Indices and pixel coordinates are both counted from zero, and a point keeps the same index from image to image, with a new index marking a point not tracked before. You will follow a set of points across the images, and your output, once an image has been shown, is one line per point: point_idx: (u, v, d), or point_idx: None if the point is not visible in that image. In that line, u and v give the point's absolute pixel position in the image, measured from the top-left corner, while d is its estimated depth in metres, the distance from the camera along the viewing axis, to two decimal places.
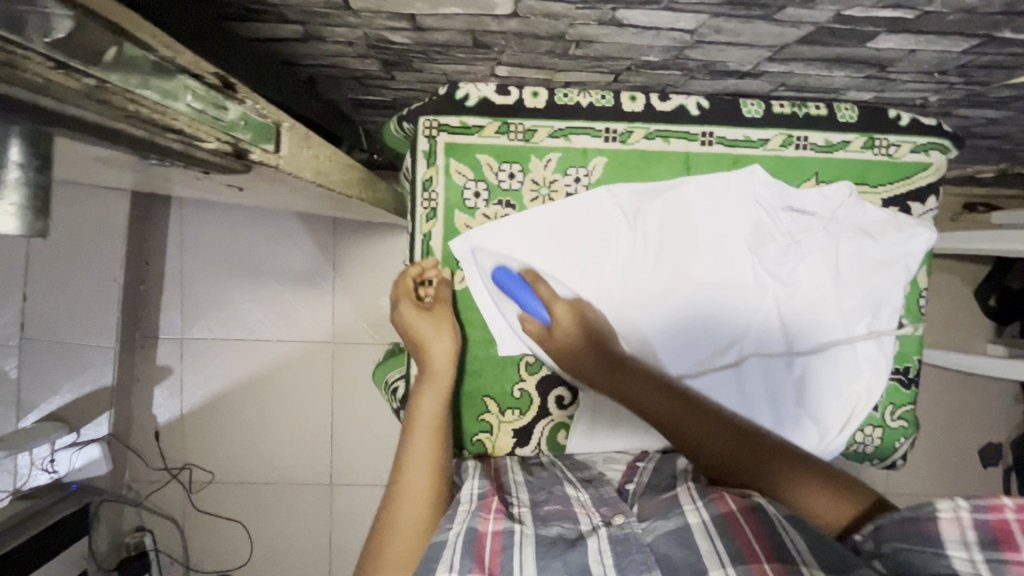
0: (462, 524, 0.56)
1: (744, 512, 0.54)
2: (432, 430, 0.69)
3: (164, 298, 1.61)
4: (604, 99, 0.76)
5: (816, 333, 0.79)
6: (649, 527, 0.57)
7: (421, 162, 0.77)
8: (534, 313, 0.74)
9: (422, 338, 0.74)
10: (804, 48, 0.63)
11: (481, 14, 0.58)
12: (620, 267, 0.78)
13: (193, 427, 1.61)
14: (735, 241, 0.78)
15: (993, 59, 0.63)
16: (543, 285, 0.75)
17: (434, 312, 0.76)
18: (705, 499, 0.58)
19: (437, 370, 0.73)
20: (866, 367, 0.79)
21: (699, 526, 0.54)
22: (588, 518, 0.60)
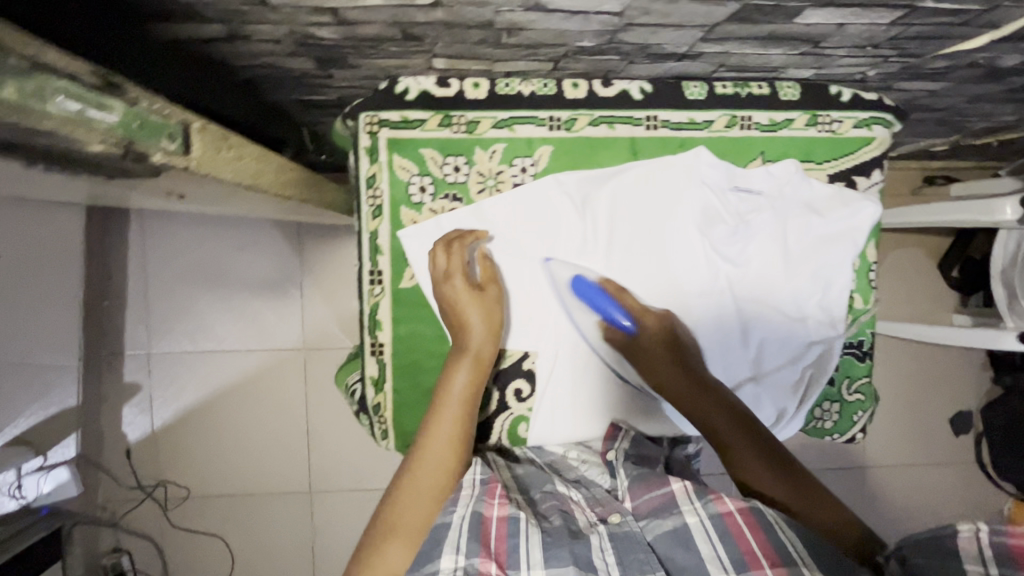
0: (467, 508, 0.60)
1: (742, 513, 0.60)
2: (462, 407, 0.70)
3: (128, 313, 1.56)
4: (546, 88, 0.75)
5: (768, 310, 0.79)
6: (649, 526, 0.63)
7: (363, 159, 0.75)
8: (620, 323, 0.77)
9: (464, 319, 0.73)
10: (735, 27, 0.62)
11: (404, 6, 0.57)
12: (570, 256, 0.79)
13: (165, 443, 1.58)
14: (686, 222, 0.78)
15: (921, 30, 0.64)
16: (627, 297, 0.78)
17: (484, 293, 0.75)
18: (703, 498, 0.63)
19: (474, 353, 0.73)
20: (819, 343, 0.80)
21: (698, 526, 0.60)
22: (585, 519, 0.64)
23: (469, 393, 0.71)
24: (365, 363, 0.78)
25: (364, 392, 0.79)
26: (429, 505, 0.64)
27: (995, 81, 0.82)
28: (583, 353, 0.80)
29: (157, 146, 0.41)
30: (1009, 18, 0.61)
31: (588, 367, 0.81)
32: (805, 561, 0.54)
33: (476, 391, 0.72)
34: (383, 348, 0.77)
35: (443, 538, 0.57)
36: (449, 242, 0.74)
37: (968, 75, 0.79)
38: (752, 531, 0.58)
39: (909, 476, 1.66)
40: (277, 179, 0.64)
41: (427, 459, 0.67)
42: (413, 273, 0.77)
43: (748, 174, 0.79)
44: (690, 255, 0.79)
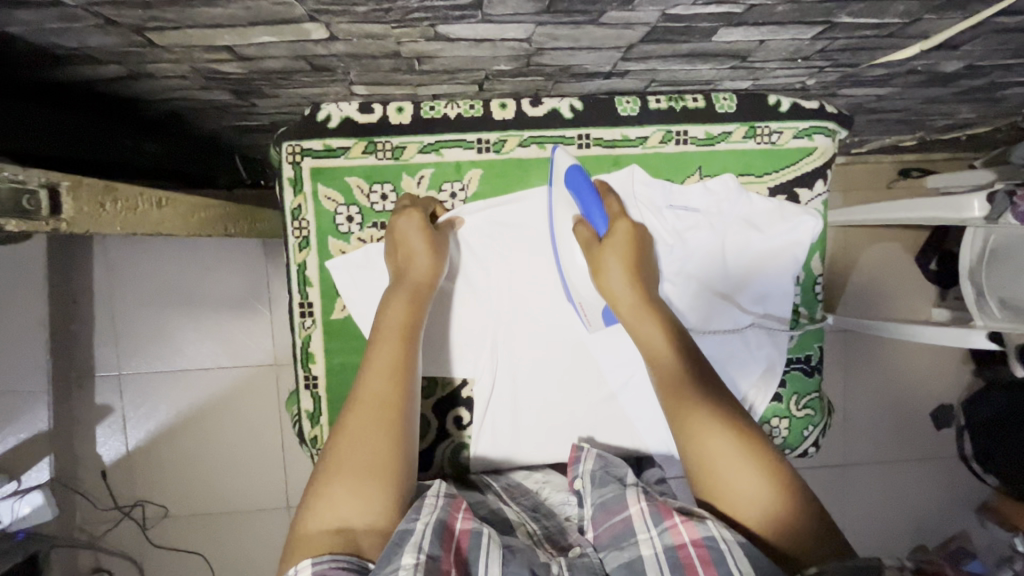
0: (431, 516, 0.56)
1: (697, 544, 0.54)
2: (397, 340, 0.66)
3: (97, 335, 1.55)
4: (473, 109, 0.74)
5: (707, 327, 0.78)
6: (609, 557, 0.59)
7: (287, 190, 0.74)
8: (596, 222, 0.73)
9: (409, 250, 0.71)
10: (652, 46, 0.60)
11: (300, 41, 0.55)
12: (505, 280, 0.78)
13: (140, 463, 1.57)
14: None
15: (848, 42, 0.62)
16: (612, 200, 0.73)
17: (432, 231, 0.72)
18: (659, 523, 0.59)
19: (415, 284, 0.70)
20: (762, 360, 0.79)
21: (652, 560, 0.56)
22: (546, 550, 0.62)
23: (407, 322, 0.67)
24: (301, 397, 0.77)
25: (301, 427, 0.78)
26: (372, 443, 0.59)
27: (944, 84, 0.79)
28: (522, 377, 0.79)
29: (8, 217, 0.39)
30: (937, 29, 0.59)
31: (529, 392, 0.79)
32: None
33: (416, 324, 0.68)
34: (318, 381, 0.77)
35: (404, 539, 0.52)
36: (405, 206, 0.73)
37: (912, 80, 0.76)
38: (704, 566, 0.52)
39: (889, 473, 1.65)
40: (186, 221, 0.63)
41: (365, 395, 0.62)
42: (344, 304, 0.76)
43: (684, 191, 0.77)
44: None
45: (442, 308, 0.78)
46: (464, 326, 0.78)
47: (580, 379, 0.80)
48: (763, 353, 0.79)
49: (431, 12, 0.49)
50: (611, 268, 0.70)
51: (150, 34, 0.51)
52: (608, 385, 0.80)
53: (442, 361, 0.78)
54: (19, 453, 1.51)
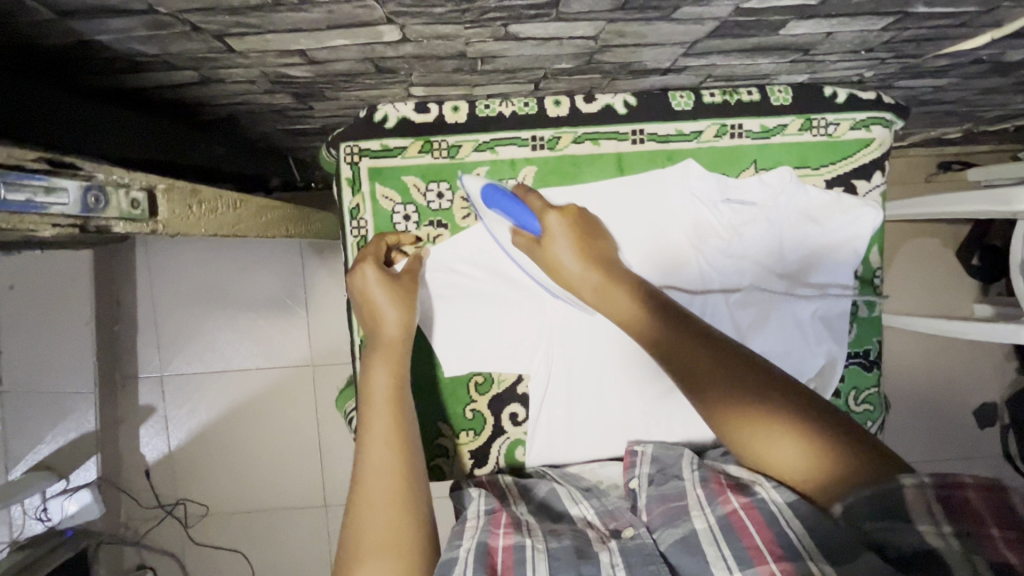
0: (472, 540, 0.58)
1: (747, 507, 0.55)
2: (391, 401, 0.64)
3: (139, 337, 1.59)
4: (527, 107, 0.74)
5: (763, 323, 0.77)
6: (662, 536, 0.59)
7: (346, 190, 0.75)
8: (528, 224, 0.70)
9: (377, 304, 0.68)
10: (716, 41, 0.60)
11: (371, 43, 0.55)
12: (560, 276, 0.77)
13: (182, 462, 1.61)
14: (674, 237, 0.77)
15: (916, 33, 0.61)
16: (533, 197, 0.71)
17: (402, 283, 0.70)
18: (713, 502, 0.59)
19: (389, 341, 0.68)
20: (821, 355, 0.78)
21: (706, 531, 0.56)
22: (597, 536, 0.62)
23: (392, 379, 0.65)
24: None
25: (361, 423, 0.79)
26: (386, 512, 0.55)
27: (1005, 74, 0.78)
28: (577, 374, 0.79)
29: (116, 219, 0.41)
30: (1013, 16, 0.57)
31: (584, 388, 0.79)
32: (813, 556, 0.48)
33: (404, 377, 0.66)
34: None
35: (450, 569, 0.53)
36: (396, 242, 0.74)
37: (974, 70, 0.75)
38: (757, 526, 0.53)
39: (930, 471, 1.62)
40: (256, 222, 0.64)
41: (369, 463, 0.59)
42: None
43: (738, 184, 0.76)
44: (682, 269, 0.77)
45: (497, 307, 0.77)
46: (519, 324, 0.78)
47: (638, 375, 0.79)
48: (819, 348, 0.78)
49: (507, 12, 0.50)
50: (561, 257, 0.68)
51: (230, 39, 0.52)
52: (664, 380, 0.79)
53: (497, 359, 0.77)
54: (65, 451, 1.52)
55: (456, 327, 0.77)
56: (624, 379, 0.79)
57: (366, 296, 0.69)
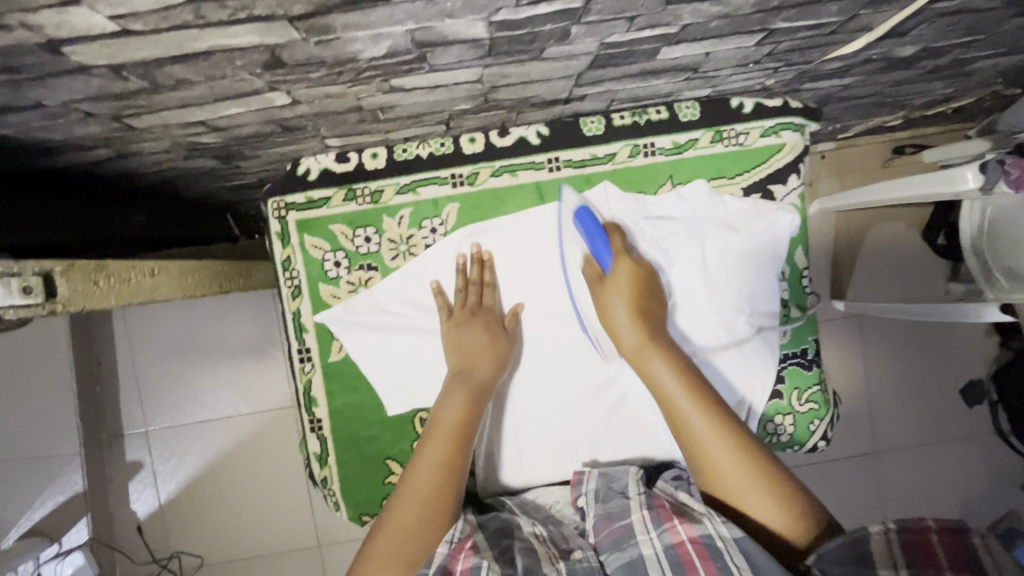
0: (433, 566, 0.58)
1: (694, 541, 0.57)
2: (451, 437, 0.68)
3: (122, 396, 1.62)
4: (443, 147, 0.76)
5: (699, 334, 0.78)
6: (610, 559, 0.60)
7: (276, 244, 0.77)
8: (601, 257, 0.74)
9: (472, 352, 0.74)
10: (600, 72, 0.63)
11: (266, 108, 0.58)
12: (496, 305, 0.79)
13: (173, 514, 1.62)
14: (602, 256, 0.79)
15: (792, 44, 0.63)
16: (617, 236, 0.76)
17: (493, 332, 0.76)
18: (659, 526, 0.60)
19: (479, 383, 0.73)
20: (755, 362, 0.79)
21: (652, 558, 0.57)
22: (546, 554, 0.61)
23: (460, 429, 0.69)
24: (309, 441, 0.79)
25: (311, 468, 0.79)
26: (417, 542, 0.61)
27: (908, 66, 0.79)
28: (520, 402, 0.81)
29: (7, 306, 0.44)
30: (880, 20, 0.60)
31: (528, 414, 0.81)
32: None
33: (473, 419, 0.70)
34: (323, 424, 0.78)
35: None
36: (483, 261, 0.78)
37: (873, 67, 0.76)
38: (703, 561, 0.54)
39: (926, 457, 1.57)
40: (178, 285, 0.66)
41: (412, 490, 0.64)
42: (340, 345, 0.77)
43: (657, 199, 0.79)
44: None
45: (435, 344, 0.77)
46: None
47: (580, 396, 0.81)
48: (757, 354, 0.79)
49: (380, 69, 0.52)
50: (615, 306, 0.72)
51: (128, 119, 0.55)
52: (606, 397, 0.81)
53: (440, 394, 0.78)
54: (55, 517, 1.53)
55: (396, 368, 0.77)
56: (567, 400, 0.81)
57: (458, 336, 0.75)
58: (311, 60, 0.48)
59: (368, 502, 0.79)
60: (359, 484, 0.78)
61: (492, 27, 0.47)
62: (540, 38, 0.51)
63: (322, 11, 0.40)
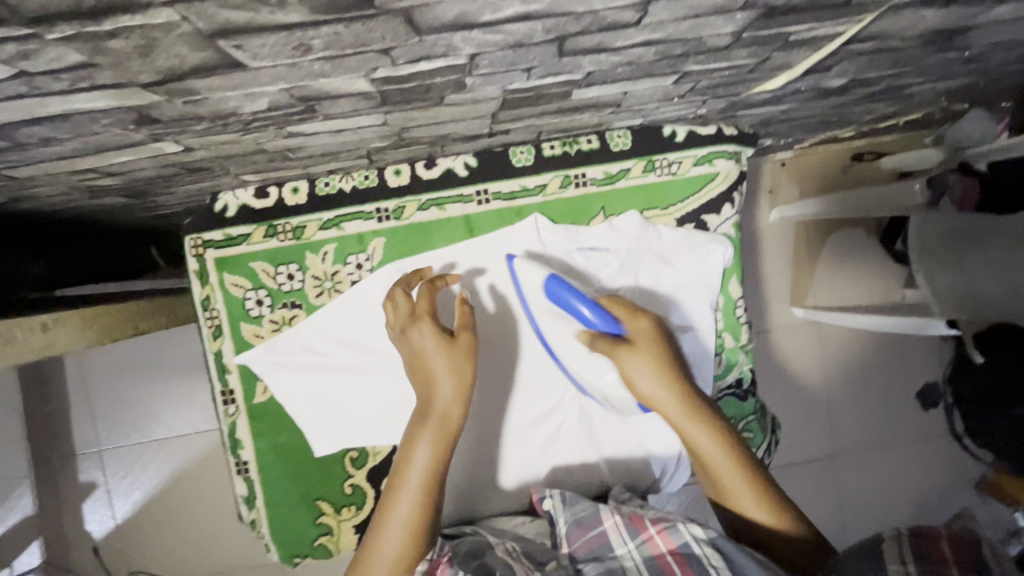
0: None
1: (673, 552, 0.58)
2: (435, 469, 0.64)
3: (74, 417, 1.56)
4: (367, 180, 0.74)
5: None
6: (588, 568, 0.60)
7: (194, 282, 0.74)
8: (607, 329, 0.68)
9: (436, 369, 0.66)
10: (516, 111, 0.60)
11: (159, 154, 0.55)
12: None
13: (129, 534, 1.58)
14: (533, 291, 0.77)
15: (713, 81, 0.61)
16: (619, 305, 0.70)
17: (460, 340, 0.67)
18: (635, 537, 0.62)
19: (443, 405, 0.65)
20: None
21: (633, 569, 0.58)
22: (521, 567, 0.59)
23: (433, 470, 0.63)
24: (236, 483, 0.77)
25: (239, 510, 0.77)
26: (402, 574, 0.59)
27: (843, 93, 0.78)
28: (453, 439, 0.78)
29: None
30: (798, 60, 0.58)
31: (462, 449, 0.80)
32: None
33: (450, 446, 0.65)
34: (250, 465, 0.76)
35: None
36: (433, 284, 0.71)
37: (806, 96, 0.75)
38: (681, 568, 0.56)
39: (881, 460, 1.53)
40: (84, 335, 0.64)
41: (394, 524, 0.61)
42: (264, 386, 0.75)
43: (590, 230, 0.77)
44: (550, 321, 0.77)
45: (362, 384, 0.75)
46: (388, 396, 0.76)
47: (515, 430, 0.80)
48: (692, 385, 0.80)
49: (271, 120, 0.50)
50: (636, 370, 0.66)
51: (6, 171, 0.52)
52: (542, 431, 0.80)
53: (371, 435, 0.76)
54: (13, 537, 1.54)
55: (323, 408, 0.75)
56: (502, 435, 0.80)
57: (426, 357, 0.66)
58: (187, 116, 0.45)
59: (300, 543, 0.77)
60: (289, 525, 0.77)
61: (375, 82, 0.44)
62: (435, 89, 0.48)
63: (176, 78, 0.38)
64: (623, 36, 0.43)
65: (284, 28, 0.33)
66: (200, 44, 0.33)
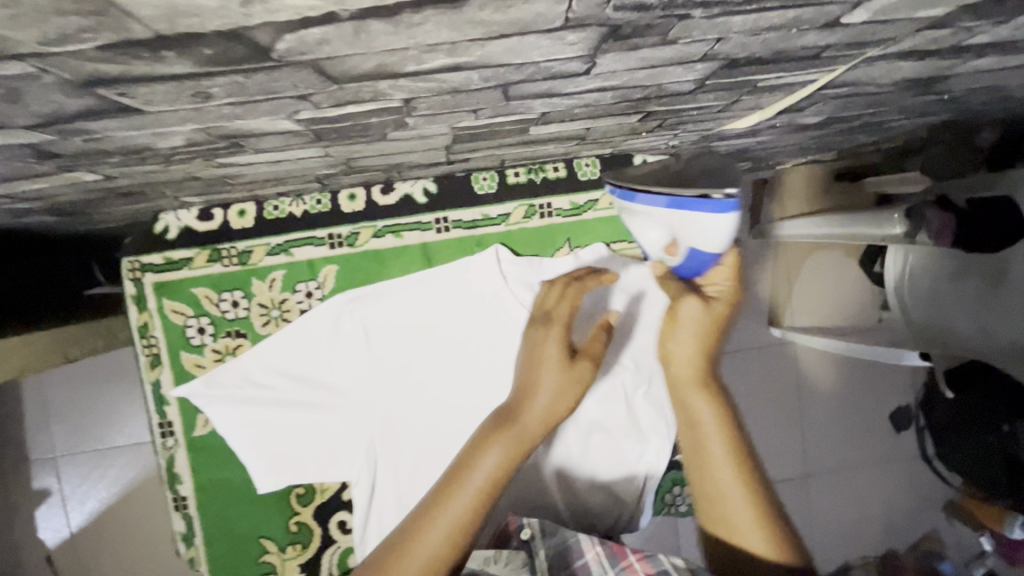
0: None
1: None
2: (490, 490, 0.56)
3: (28, 421, 1.50)
4: (319, 204, 0.70)
5: (597, 404, 0.77)
6: None
7: (131, 308, 0.69)
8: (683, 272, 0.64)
9: (534, 384, 0.61)
10: (471, 144, 0.57)
11: (78, 182, 0.51)
12: (386, 374, 0.72)
13: (84, 543, 1.53)
14: (495, 325, 0.73)
15: (681, 119, 0.58)
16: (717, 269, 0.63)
17: (579, 363, 0.62)
18: (615, 564, 0.61)
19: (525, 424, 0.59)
20: (651, 434, 0.78)
21: None
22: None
23: (497, 478, 0.57)
24: (174, 519, 0.73)
25: (177, 547, 0.73)
26: None
27: (820, 127, 0.75)
28: (405, 482, 0.72)
29: None
30: (770, 102, 0.55)
31: None
32: None
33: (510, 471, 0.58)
34: (189, 501, 0.72)
35: None
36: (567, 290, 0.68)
37: (781, 130, 0.72)
38: None
39: None
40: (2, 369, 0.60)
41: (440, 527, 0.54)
42: (205, 419, 0.71)
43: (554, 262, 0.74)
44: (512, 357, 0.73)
45: (309, 419, 0.71)
46: (338, 432, 0.71)
47: None
48: (656, 422, 0.78)
49: (193, 154, 0.45)
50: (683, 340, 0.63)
51: None
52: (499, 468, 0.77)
53: (318, 473, 0.72)
54: None
55: (267, 444, 0.71)
56: None
57: (542, 362, 0.62)
58: (93, 151, 0.41)
59: None
60: (230, 563, 0.73)
61: (303, 122, 0.40)
62: (372, 127, 0.44)
63: (65, 121, 0.33)
64: (574, 83, 0.40)
65: (174, 79, 0.29)
66: (76, 92, 0.29)
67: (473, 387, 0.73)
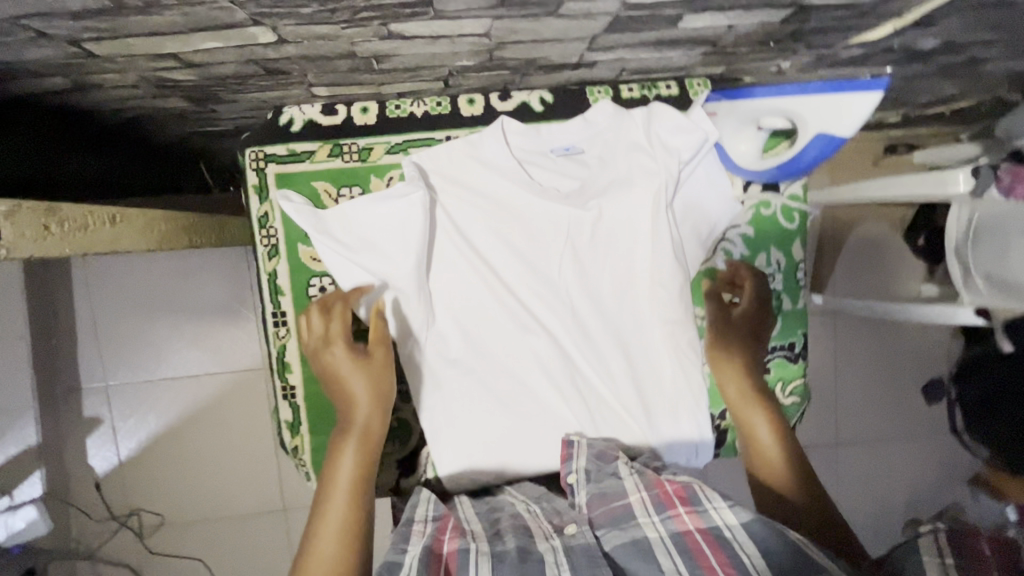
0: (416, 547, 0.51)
1: (702, 531, 0.48)
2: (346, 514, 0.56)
3: (82, 342, 1.25)
4: (440, 106, 0.72)
5: (615, 276, 0.75)
6: (607, 537, 0.52)
7: (252, 197, 0.71)
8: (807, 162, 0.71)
9: (343, 387, 0.64)
10: (617, 36, 0.58)
11: (249, 45, 0.52)
12: (467, 224, 0.72)
13: (137, 476, 1.27)
14: (558, 227, 0.73)
15: (822, 24, 0.59)
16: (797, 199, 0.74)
17: (373, 357, 0.66)
18: (661, 510, 0.52)
19: (359, 424, 0.63)
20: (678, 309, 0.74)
21: (658, 542, 0.49)
22: (538, 531, 0.54)
23: (358, 477, 0.59)
24: (282, 408, 0.75)
25: (282, 436, 0.75)
26: None
27: (922, 60, 0.76)
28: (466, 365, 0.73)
29: None
30: (911, 6, 0.57)
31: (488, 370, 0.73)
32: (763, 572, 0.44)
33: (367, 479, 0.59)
34: (296, 391, 0.74)
35: None
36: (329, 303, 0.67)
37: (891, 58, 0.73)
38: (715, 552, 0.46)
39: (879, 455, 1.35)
40: (147, 237, 0.61)
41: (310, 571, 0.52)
42: None
43: (562, 133, 0.72)
44: (575, 258, 0.74)
45: (394, 311, 0.70)
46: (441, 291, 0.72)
47: (521, 352, 0.73)
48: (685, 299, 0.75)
49: (381, 11, 0.47)
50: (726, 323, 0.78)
51: (87, 45, 0.49)
52: (538, 349, 0.74)
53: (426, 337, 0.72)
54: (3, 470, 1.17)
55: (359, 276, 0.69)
56: (514, 357, 0.73)
57: (338, 359, 0.65)
58: None
59: None
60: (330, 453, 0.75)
61: None
62: None
63: None
64: None
65: None
66: None
67: (529, 250, 0.74)
